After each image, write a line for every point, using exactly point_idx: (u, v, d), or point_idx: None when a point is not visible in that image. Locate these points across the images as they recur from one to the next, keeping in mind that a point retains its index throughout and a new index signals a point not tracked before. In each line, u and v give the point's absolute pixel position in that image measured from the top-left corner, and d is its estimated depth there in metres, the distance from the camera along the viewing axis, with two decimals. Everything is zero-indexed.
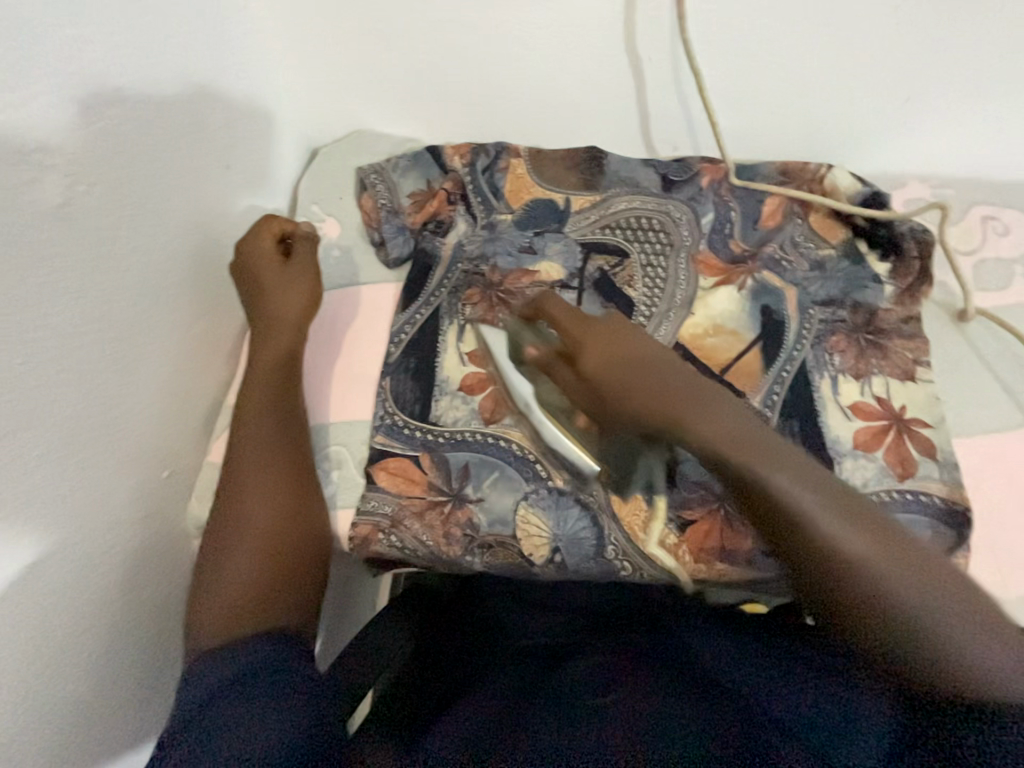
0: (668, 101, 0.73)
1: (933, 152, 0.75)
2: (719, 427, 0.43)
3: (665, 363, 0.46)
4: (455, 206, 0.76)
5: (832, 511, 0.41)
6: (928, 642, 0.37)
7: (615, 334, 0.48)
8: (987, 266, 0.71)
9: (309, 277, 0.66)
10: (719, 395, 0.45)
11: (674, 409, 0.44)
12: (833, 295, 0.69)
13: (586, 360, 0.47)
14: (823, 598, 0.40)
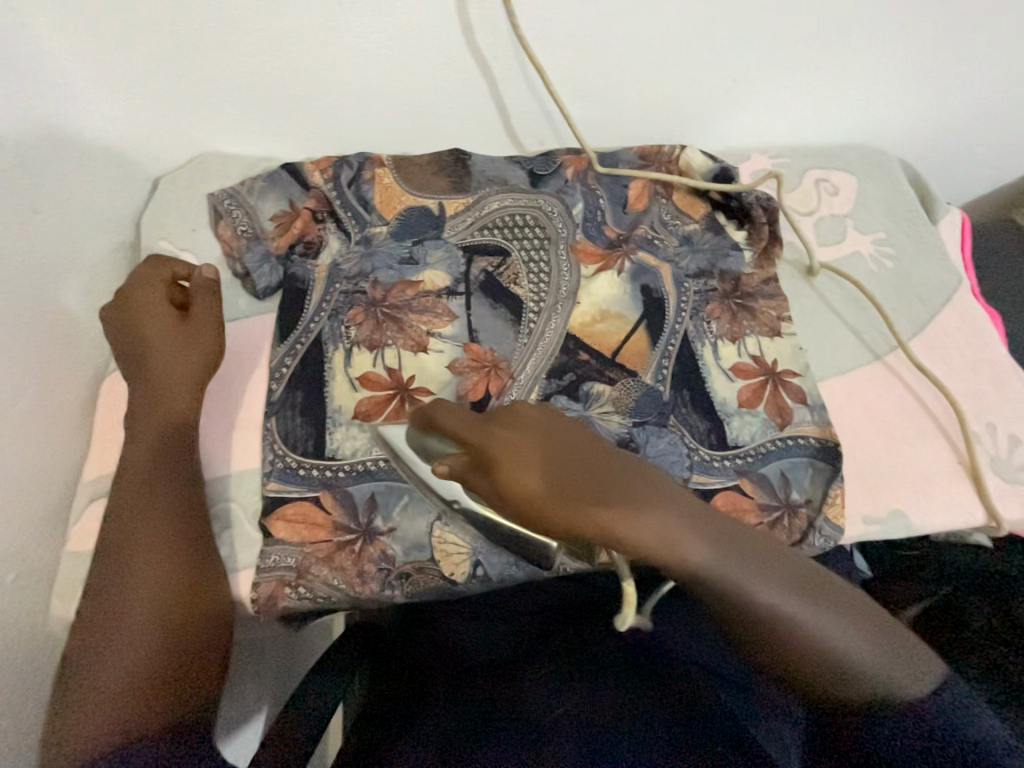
0: (523, 96, 0.74)
1: (766, 125, 0.83)
2: (644, 520, 0.41)
3: (575, 457, 0.44)
4: (324, 224, 0.72)
5: (760, 578, 0.41)
6: (860, 696, 0.39)
7: (523, 434, 0.45)
8: (825, 222, 0.80)
9: (208, 329, 0.59)
10: (643, 482, 0.43)
11: (600, 514, 0.41)
12: (702, 267, 0.74)
13: (502, 474, 0.43)
14: (767, 665, 0.41)
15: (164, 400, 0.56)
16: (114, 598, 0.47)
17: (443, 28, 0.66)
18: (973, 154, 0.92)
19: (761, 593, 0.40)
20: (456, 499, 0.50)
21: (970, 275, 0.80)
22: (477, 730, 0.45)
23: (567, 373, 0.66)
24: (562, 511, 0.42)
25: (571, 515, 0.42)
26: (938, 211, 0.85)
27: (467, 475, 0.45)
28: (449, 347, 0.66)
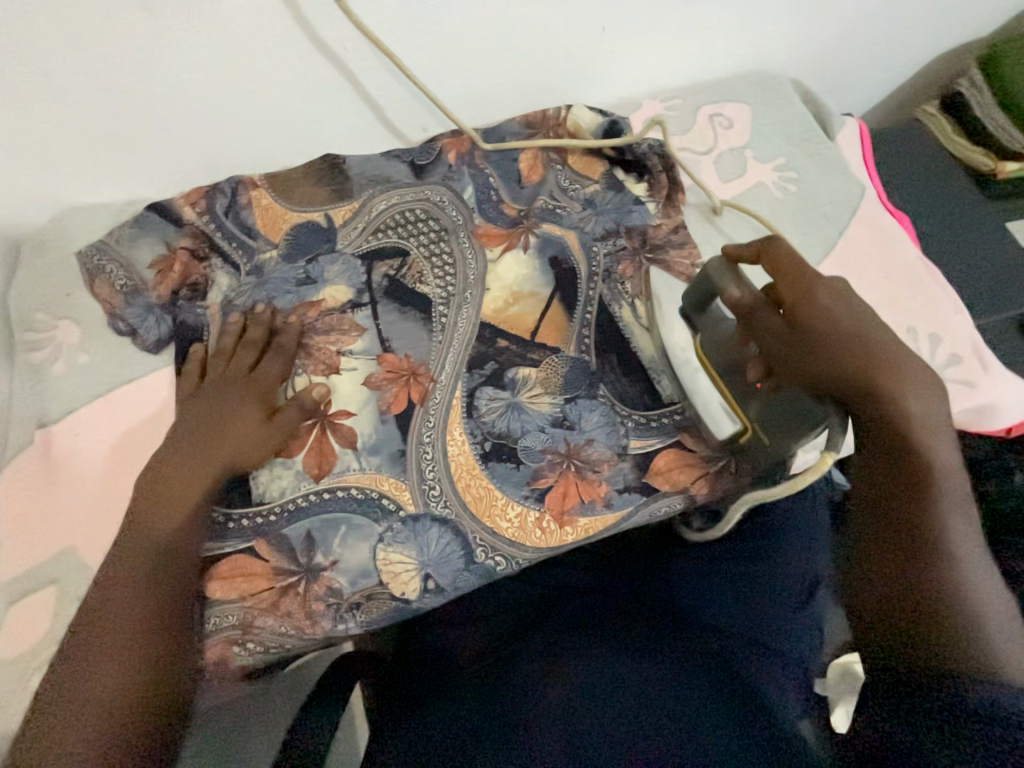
0: (390, 85, 0.69)
1: (649, 68, 0.81)
2: (914, 407, 0.46)
3: (888, 335, 0.50)
4: (208, 261, 0.67)
5: (964, 519, 0.43)
6: (960, 616, 0.39)
7: (844, 305, 0.50)
8: (725, 156, 0.79)
9: (266, 387, 0.60)
10: (917, 364, 0.49)
11: (876, 360, 0.48)
12: (609, 227, 0.72)
13: (806, 310, 0.50)
14: (899, 525, 0.44)
15: (188, 473, 0.54)
16: (88, 629, 0.45)
17: (280, 29, 0.60)
18: (859, 62, 0.92)
19: (957, 527, 0.43)
20: (683, 348, 0.61)
21: (875, 182, 0.80)
22: (488, 707, 0.51)
23: (488, 362, 0.64)
24: (826, 342, 0.49)
25: (829, 344, 0.49)
26: (836, 124, 0.85)
27: (761, 309, 0.53)
28: (362, 362, 0.64)
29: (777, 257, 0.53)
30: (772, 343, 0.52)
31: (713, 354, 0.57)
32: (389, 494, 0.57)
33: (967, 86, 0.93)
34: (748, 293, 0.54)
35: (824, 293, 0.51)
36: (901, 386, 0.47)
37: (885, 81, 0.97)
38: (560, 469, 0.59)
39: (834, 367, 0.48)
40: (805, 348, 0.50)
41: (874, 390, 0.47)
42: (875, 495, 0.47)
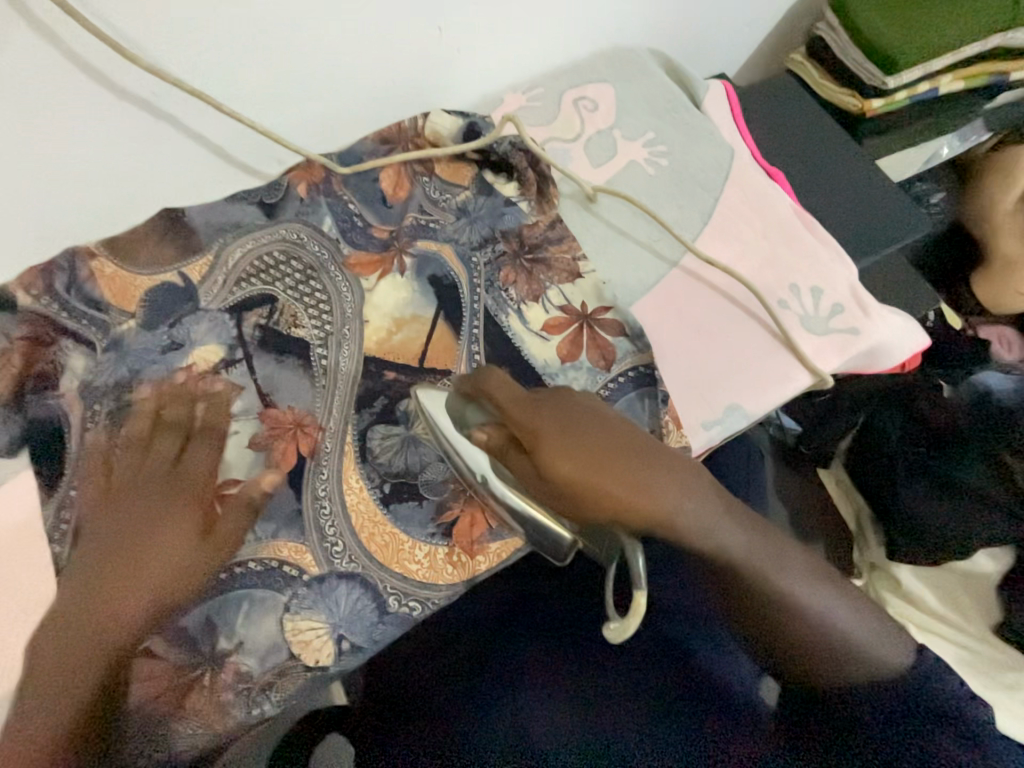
0: (222, 122, 0.64)
1: (503, 61, 0.78)
2: (684, 523, 0.45)
3: (624, 448, 0.46)
4: (56, 345, 0.61)
5: (789, 562, 0.49)
6: (829, 656, 0.48)
7: (570, 418, 0.46)
8: (594, 140, 0.77)
9: (164, 471, 0.57)
10: (670, 475, 0.46)
11: (626, 497, 0.44)
12: (485, 234, 0.70)
13: (539, 453, 0.44)
14: (746, 595, 0.48)
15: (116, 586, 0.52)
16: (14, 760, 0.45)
17: (69, 83, 0.53)
18: (716, 22, 0.92)
19: (787, 573, 0.48)
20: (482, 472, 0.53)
21: (746, 142, 0.80)
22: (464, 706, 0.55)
23: (378, 398, 0.61)
24: (587, 493, 0.44)
25: (579, 496, 0.44)
26: (701, 90, 0.84)
27: (508, 450, 0.48)
28: (244, 423, 0.60)
29: (494, 393, 0.49)
30: (544, 492, 0.46)
31: (511, 480, 0.51)
32: (290, 559, 0.54)
33: (826, 31, 0.94)
34: (493, 436, 0.48)
35: (551, 435, 0.45)
36: (661, 514, 0.45)
37: (748, 36, 0.97)
38: (465, 497, 0.57)
39: (614, 501, 0.44)
40: (574, 496, 0.44)
41: (654, 518, 0.45)
42: (718, 577, 0.49)
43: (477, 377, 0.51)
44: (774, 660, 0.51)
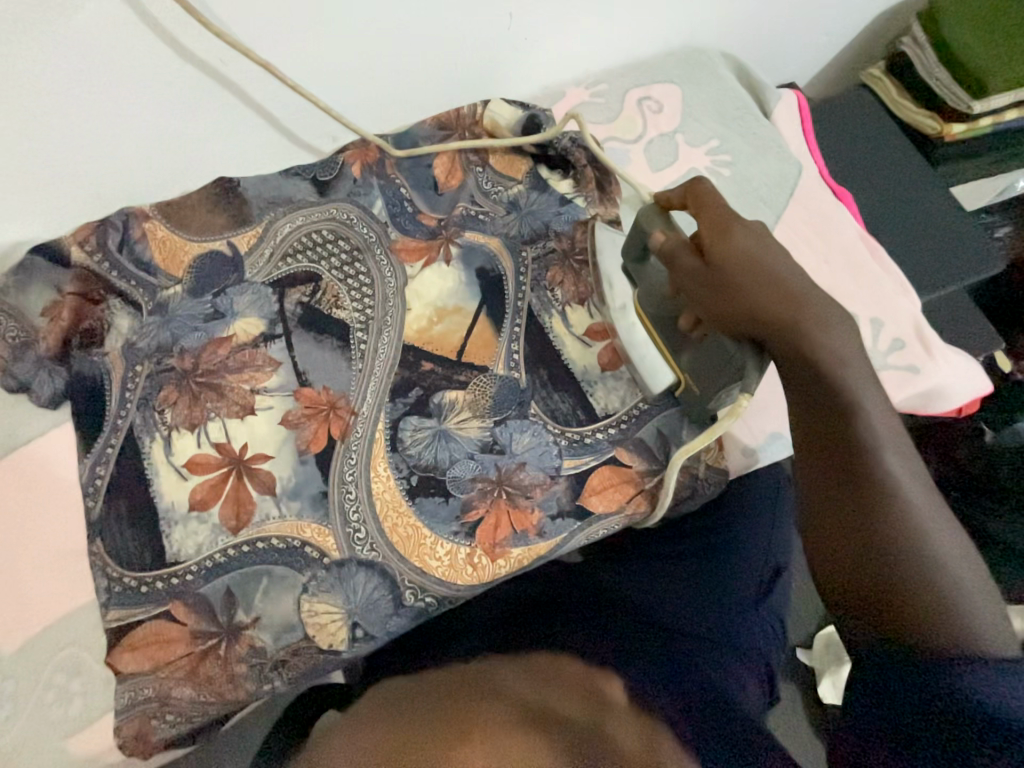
0: (285, 95, 0.63)
1: (570, 54, 0.76)
2: (829, 343, 0.43)
3: (801, 275, 0.45)
4: (105, 303, 0.63)
5: (905, 460, 0.41)
6: (915, 560, 0.38)
7: (763, 243, 0.46)
8: (656, 143, 0.75)
9: (215, 443, 0.58)
10: (828, 302, 0.44)
11: (776, 304, 0.44)
12: (535, 230, 0.69)
13: (717, 243, 0.46)
14: (837, 455, 0.42)
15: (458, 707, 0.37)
16: None
17: (140, 43, 0.53)
18: (793, 28, 0.87)
19: (895, 463, 0.41)
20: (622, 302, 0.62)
21: (815, 158, 0.76)
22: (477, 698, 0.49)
23: (413, 389, 0.60)
24: (734, 287, 0.46)
25: (731, 287, 0.46)
26: (772, 99, 0.80)
27: (684, 250, 0.49)
28: (278, 399, 0.60)
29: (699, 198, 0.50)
30: (690, 289, 0.49)
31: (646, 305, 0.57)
32: (312, 541, 0.54)
33: (910, 45, 0.89)
34: (671, 239, 0.51)
35: (740, 232, 0.46)
36: (800, 330, 0.43)
37: (824, 45, 0.93)
38: (491, 497, 0.56)
39: (753, 304, 0.45)
40: (719, 292, 0.47)
41: (784, 329, 0.44)
42: (810, 429, 0.44)
43: (689, 184, 0.51)
44: (838, 550, 0.40)
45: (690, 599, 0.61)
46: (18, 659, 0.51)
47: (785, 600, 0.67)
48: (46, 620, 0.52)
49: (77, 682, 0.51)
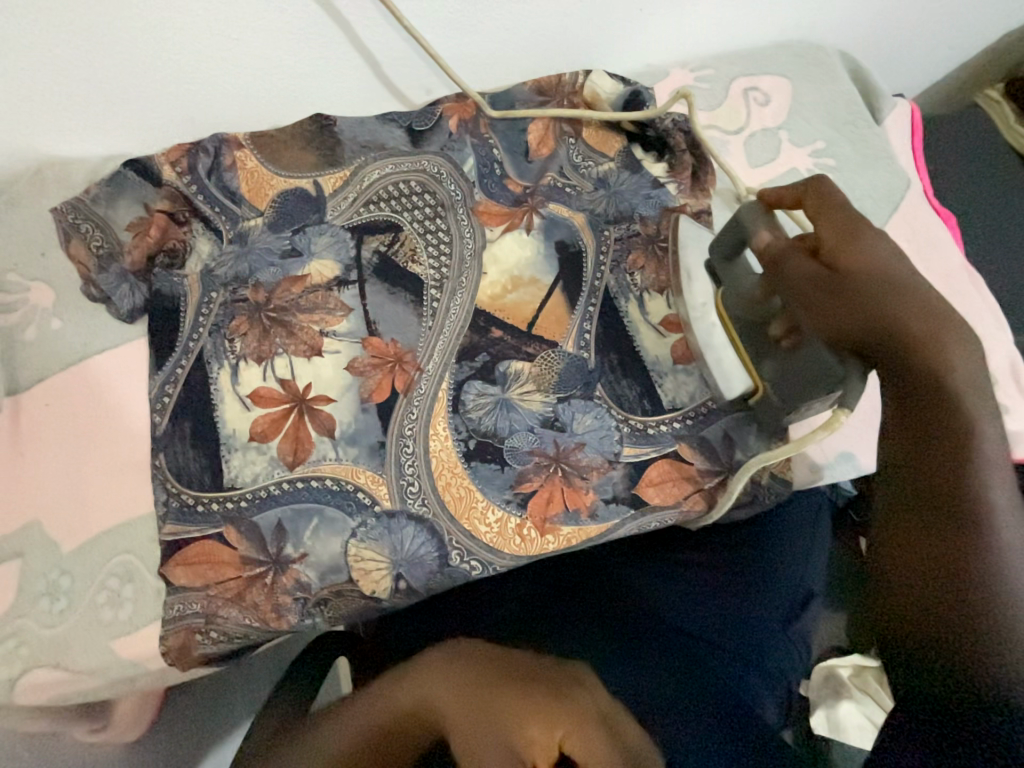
0: (392, 39, 0.62)
1: (682, 33, 0.72)
2: (947, 363, 0.42)
3: (923, 298, 0.45)
4: (189, 225, 0.63)
5: (1006, 497, 0.39)
6: (998, 598, 0.36)
7: (884, 261, 0.46)
8: (758, 137, 0.71)
9: (281, 381, 0.58)
10: (953, 324, 0.43)
11: (900, 318, 0.43)
12: (622, 211, 0.66)
13: (840, 251, 0.47)
14: (929, 476, 0.41)
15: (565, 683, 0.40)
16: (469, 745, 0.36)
17: None
18: (916, 35, 0.82)
19: (996, 499, 0.39)
20: (702, 300, 0.60)
21: (922, 175, 0.72)
22: None
23: (480, 353, 0.60)
24: (851, 296, 0.45)
25: (850, 296, 0.45)
26: (886, 106, 0.76)
27: (798, 253, 0.49)
28: (346, 345, 0.59)
29: (821, 204, 0.49)
30: (800, 290, 0.48)
31: (730, 307, 0.55)
32: (365, 487, 0.55)
33: None
34: (781, 241, 0.51)
35: (871, 242, 0.46)
36: (927, 348, 0.42)
37: (944, 58, 0.87)
38: (547, 473, 0.56)
39: (876, 314, 0.44)
40: (833, 297, 0.46)
41: (902, 344, 0.43)
42: (902, 447, 0.43)
43: (807, 188, 0.51)
44: (907, 573, 0.39)
45: (719, 611, 0.59)
46: (76, 558, 0.53)
47: (814, 624, 0.65)
48: (104, 525, 0.54)
49: (127, 588, 0.52)
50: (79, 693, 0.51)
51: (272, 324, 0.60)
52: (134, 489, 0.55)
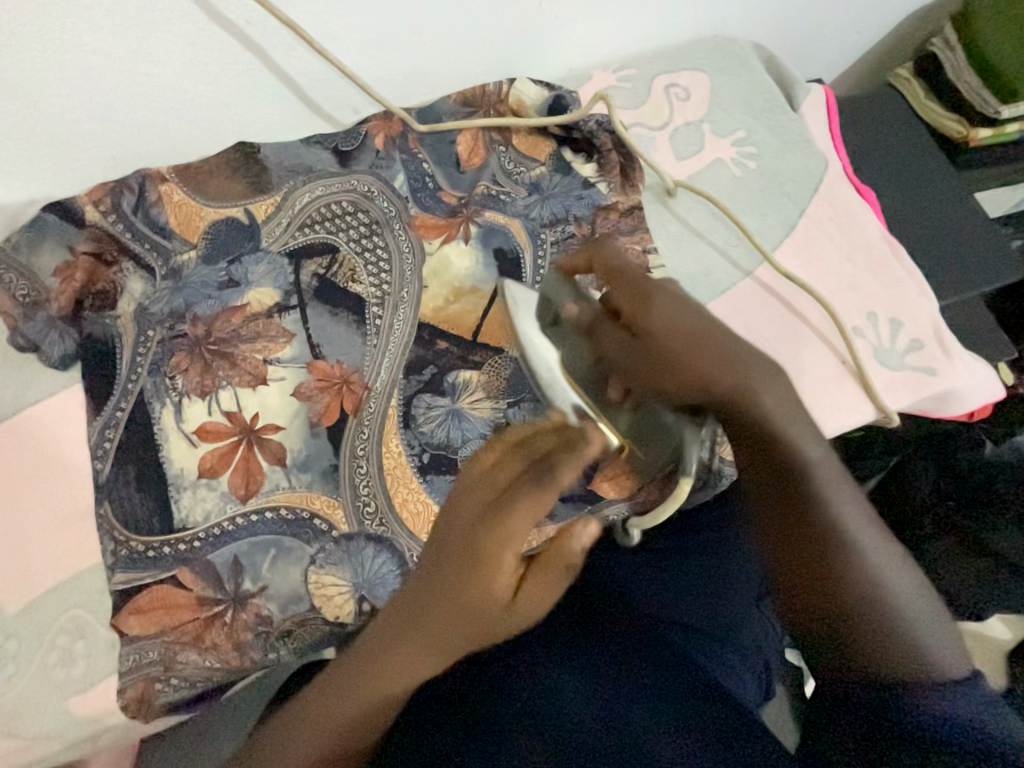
0: (310, 62, 0.62)
1: (601, 36, 0.74)
2: (755, 398, 0.44)
3: (707, 341, 0.45)
4: (118, 265, 0.62)
5: (850, 499, 0.42)
6: (877, 598, 0.39)
7: (680, 305, 0.46)
8: (682, 132, 0.74)
9: (226, 415, 0.57)
10: (741, 362, 0.45)
11: (706, 366, 0.44)
12: (557, 214, 0.68)
13: (640, 316, 0.45)
14: (783, 503, 0.43)
15: None
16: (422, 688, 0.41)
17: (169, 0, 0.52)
18: (825, 23, 0.86)
19: (842, 504, 0.41)
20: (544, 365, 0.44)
21: (840, 155, 0.76)
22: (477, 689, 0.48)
23: (427, 366, 0.60)
24: (668, 364, 0.44)
25: (670, 361, 0.44)
26: (801, 93, 0.79)
27: (604, 322, 0.46)
28: (291, 371, 0.59)
29: (608, 265, 0.48)
30: (619, 363, 0.44)
31: (572, 369, 0.44)
32: (321, 513, 0.54)
33: (941, 47, 0.88)
34: (586, 309, 0.46)
35: (661, 304, 0.45)
36: (738, 396, 0.44)
37: (854, 42, 0.91)
38: None
39: (686, 378, 0.44)
40: (652, 360, 0.44)
41: (713, 392, 0.44)
42: (754, 479, 0.45)
43: (593, 249, 0.48)
44: (801, 605, 0.41)
45: (694, 594, 0.61)
46: (21, 620, 0.51)
47: None
48: (51, 581, 0.52)
49: (80, 644, 0.51)
50: (38, 759, 0.49)
51: (213, 358, 0.59)
52: (80, 541, 0.53)
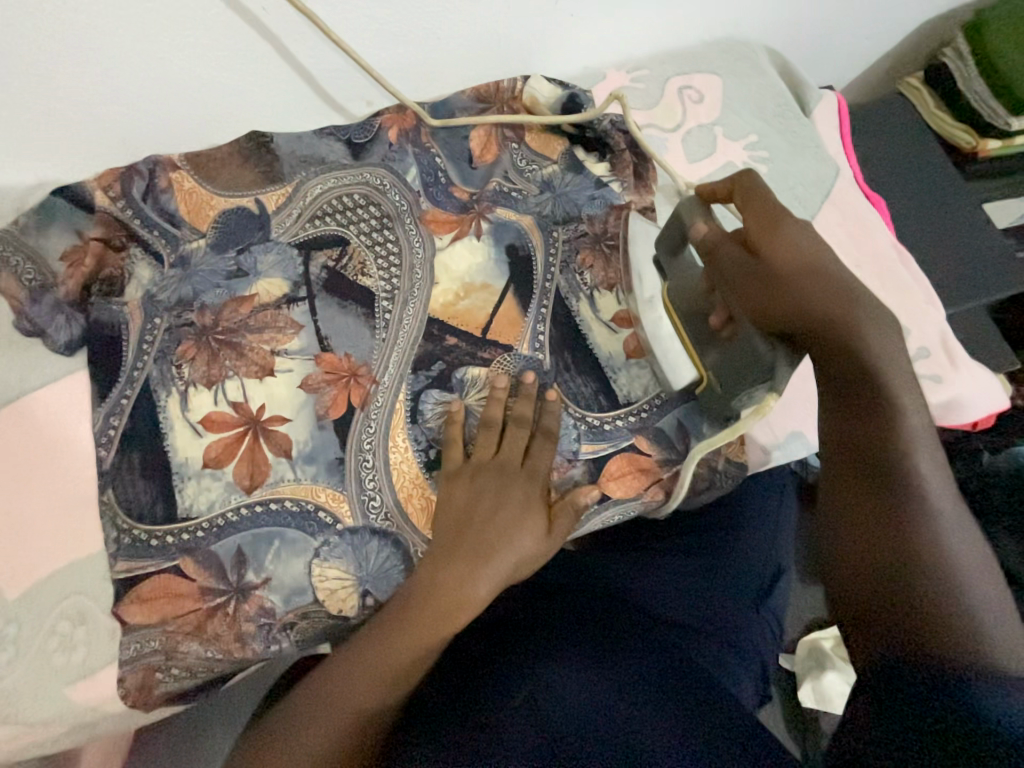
0: (326, 54, 0.62)
1: (616, 36, 0.74)
2: (867, 346, 0.46)
3: (831, 274, 0.47)
4: (126, 251, 0.61)
5: (938, 477, 0.43)
6: (936, 566, 0.39)
7: (810, 240, 0.48)
8: (694, 134, 0.74)
9: (232, 405, 0.56)
10: (860, 307, 0.47)
11: (817, 300, 0.46)
12: (568, 213, 0.67)
13: (767, 239, 0.48)
14: (857, 465, 0.45)
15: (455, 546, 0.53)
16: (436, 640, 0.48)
17: None
18: (838, 31, 0.86)
19: (928, 476, 0.43)
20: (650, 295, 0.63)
21: (851, 162, 0.76)
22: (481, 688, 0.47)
23: (436, 362, 0.60)
24: (780, 287, 0.47)
25: (784, 284, 0.47)
26: (813, 98, 0.79)
27: (728, 245, 0.50)
28: (299, 363, 0.58)
29: (748, 195, 0.50)
30: (730, 279, 0.50)
31: (676, 297, 0.57)
32: (326, 506, 0.54)
33: (953, 56, 0.88)
34: (713, 232, 0.52)
35: (790, 231, 0.48)
36: (849, 333, 0.46)
37: (866, 50, 0.92)
38: None
39: (789, 304, 0.47)
40: (763, 285, 0.48)
41: (816, 325, 0.47)
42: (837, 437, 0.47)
43: (735, 177, 0.51)
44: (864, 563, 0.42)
45: (694, 595, 0.61)
46: (21, 605, 0.50)
47: (784, 601, 0.67)
48: (52, 567, 0.52)
49: (81, 631, 0.50)
50: (35, 744, 0.49)
51: (220, 347, 0.58)
52: (82, 528, 0.53)
